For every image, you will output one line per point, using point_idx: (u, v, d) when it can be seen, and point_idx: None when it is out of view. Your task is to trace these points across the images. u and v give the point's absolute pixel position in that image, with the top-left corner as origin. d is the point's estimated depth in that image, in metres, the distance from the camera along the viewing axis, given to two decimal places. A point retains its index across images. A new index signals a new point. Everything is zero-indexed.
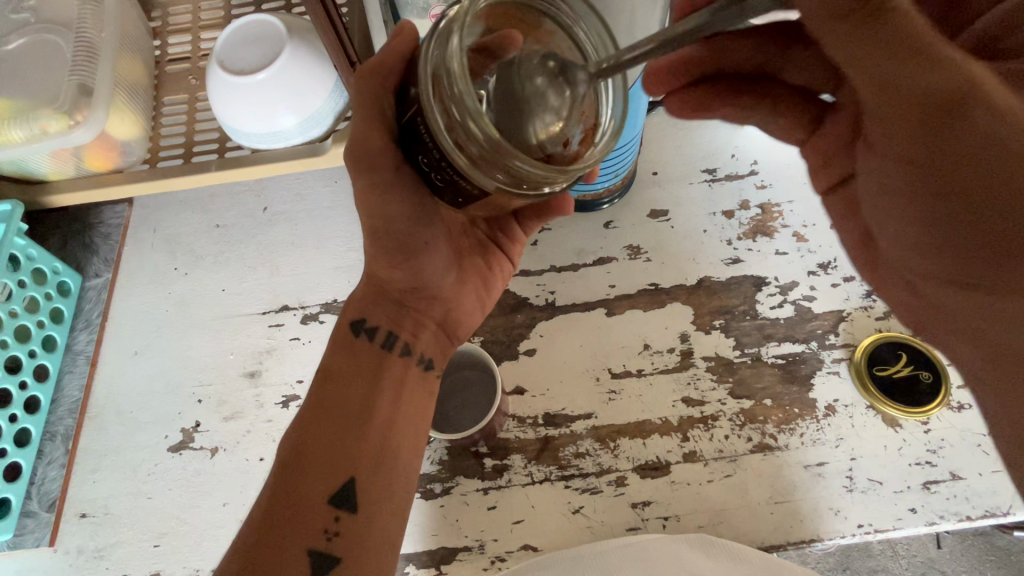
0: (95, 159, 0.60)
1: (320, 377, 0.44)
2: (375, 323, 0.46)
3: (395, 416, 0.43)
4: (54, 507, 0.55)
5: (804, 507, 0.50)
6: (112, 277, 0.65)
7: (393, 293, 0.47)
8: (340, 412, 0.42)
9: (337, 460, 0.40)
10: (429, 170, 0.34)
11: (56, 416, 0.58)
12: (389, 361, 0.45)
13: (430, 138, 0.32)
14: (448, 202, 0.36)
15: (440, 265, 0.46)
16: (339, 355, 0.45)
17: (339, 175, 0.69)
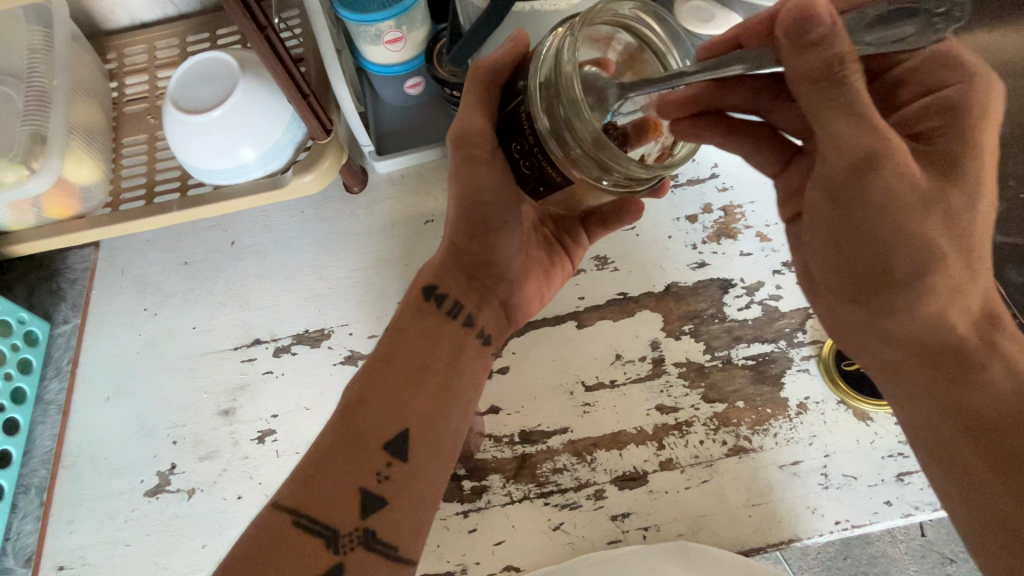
0: (56, 207, 0.60)
1: (391, 329, 0.45)
2: (446, 290, 0.47)
3: (450, 379, 0.44)
4: (30, 562, 0.54)
5: (781, 507, 0.50)
6: (81, 322, 0.65)
7: (464, 266, 0.48)
8: (404, 364, 0.43)
9: (395, 408, 0.41)
10: (520, 159, 0.39)
11: (28, 469, 0.58)
12: (451, 327, 0.46)
13: (531, 130, 0.37)
14: (527, 188, 0.40)
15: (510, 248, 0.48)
16: (408, 311, 0.46)
17: (305, 204, 0.69)
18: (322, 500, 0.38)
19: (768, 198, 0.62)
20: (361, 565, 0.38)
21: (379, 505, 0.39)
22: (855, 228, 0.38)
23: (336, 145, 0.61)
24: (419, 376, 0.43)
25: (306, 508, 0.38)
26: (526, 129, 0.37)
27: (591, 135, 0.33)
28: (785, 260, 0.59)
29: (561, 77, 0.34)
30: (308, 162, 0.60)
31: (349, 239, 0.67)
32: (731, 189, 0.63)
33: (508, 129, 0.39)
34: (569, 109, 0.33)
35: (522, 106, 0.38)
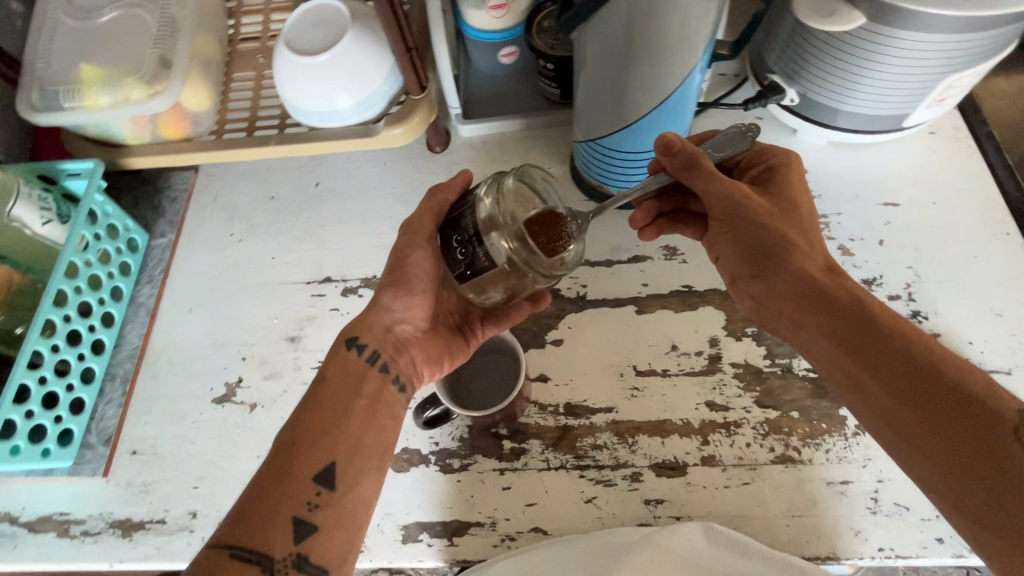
0: (168, 127, 0.65)
1: (318, 377, 0.47)
2: (366, 340, 0.48)
3: (370, 425, 0.46)
4: (110, 442, 0.59)
5: (824, 524, 0.48)
6: (175, 238, 0.70)
7: (381, 319, 0.49)
8: (328, 406, 0.45)
9: (316, 451, 0.43)
10: (456, 248, 0.44)
11: (117, 360, 0.63)
12: (375, 378, 0.48)
13: (470, 222, 0.44)
14: (456, 272, 0.44)
15: (407, 311, 0.50)
16: (335, 364, 0.47)
17: (388, 158, 0.72)
18: (254, 530, 0.39)
19: (857, 213, 0.60)
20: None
21: (310, 532, 0.41)
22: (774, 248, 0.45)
23: (427, 103, 0.63)
24: (335, 429, 0.44)
25: (237, 540, 0.39)
26: (462, 224, 0.45)
27: (541, 209, 0.44)
28: (865, 277, 0.57)
29: (503, 189, 0.43)
30: (401, 116, 0.63)
31: None
32: (817, 198, 0.62)
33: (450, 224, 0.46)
34: (501, 207, 0.43)
35: (464, 213, 0.45)
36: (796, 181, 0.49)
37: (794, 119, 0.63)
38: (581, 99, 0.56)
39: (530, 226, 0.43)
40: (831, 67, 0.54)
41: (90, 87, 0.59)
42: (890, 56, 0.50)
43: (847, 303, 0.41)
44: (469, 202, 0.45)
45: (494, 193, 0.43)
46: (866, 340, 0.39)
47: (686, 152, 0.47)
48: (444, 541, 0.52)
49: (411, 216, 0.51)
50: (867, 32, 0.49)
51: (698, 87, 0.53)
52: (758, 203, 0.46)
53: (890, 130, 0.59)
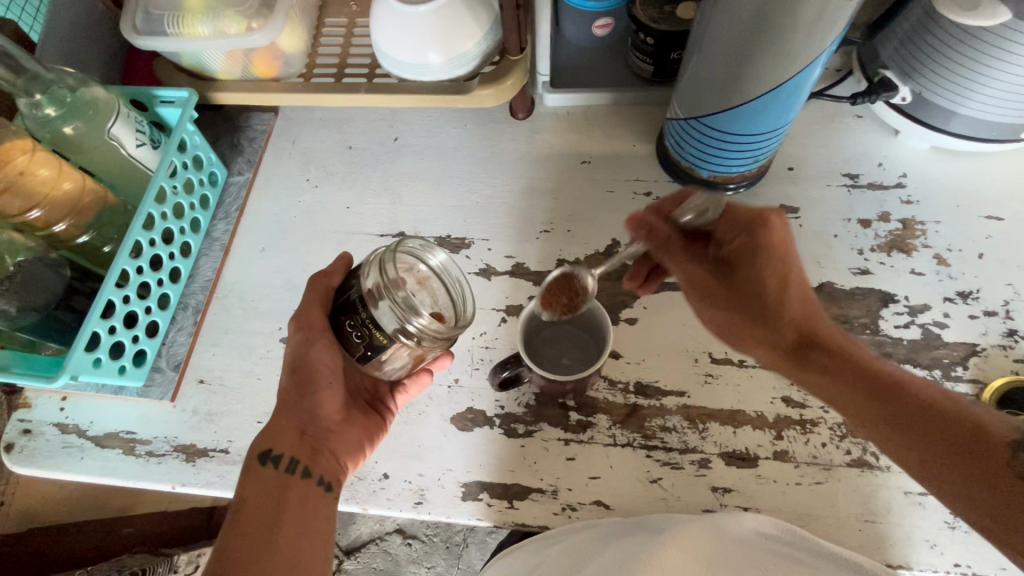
0: (262, 65, 0.64)
1: (237, 505, 0.43)
2: (280, 450, 0.45)
3: (309, 511, 0.44)
4: (178, 368, 0.61)
5: (896, 533, 0.47)
6: (252, 177, 0.70)
7: (292, 425, 0.46)
8: (253, 528, 0.41)
9: (256, 567, 0.39)
10: (350, 332, 0.42)
11: (190, 290, 0.64)
12: (296, 483, 0.44)
13: (363, 306, 0.41)
14: (356, 355, 0.42)
15: (326, 409, 0.46)
16: (251, 481, 0.44)
17: (470, 119, 0.71)
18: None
19: (956, 223, 0.58)
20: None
21: None
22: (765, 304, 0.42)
23: (523, 67, 0.62)
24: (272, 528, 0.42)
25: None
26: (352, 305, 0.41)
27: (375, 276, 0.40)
28: (961, 289, 0.55)
29: (385, 263, 0.40)
30: (494, 77, 0.62)
31: (505, 161, 0.68)
32: (915, 204, 0.60)
33: (340, 309, 0.43)
34: (389, 283, 0.39)
35: (352, 289, 0.42)
36: (773, 247, 0.42)
37: (900, 119, 0.61)
38: (687, 76, 0.55)
39: (371, 293, 0.40)
40: (945, 71, 0.53)
41: (193, 15, 0.59)
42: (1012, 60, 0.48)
43: (822, 332, 0.41)
44: (354, 280, 0.42)
45: (376, 266, 0.40)
46: (843, 369, 0.39)
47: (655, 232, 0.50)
48: (504, 504, 0.52)
49: (301, 303, 0.47)
50: (989, 35, 0.47)
51: (814, 81, 0.51)
52: (755, 251, 0.44)
53: (1006, 140, 0.57)
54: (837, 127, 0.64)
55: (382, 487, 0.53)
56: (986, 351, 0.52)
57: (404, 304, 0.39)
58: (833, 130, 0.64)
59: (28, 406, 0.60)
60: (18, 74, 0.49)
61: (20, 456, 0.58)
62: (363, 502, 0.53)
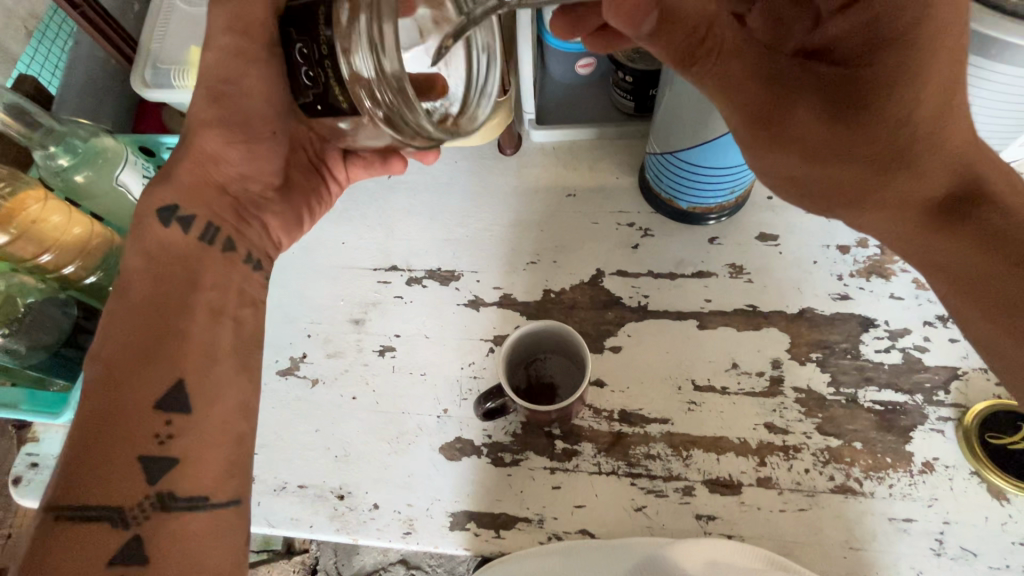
0: None
1: (128, 287, 0.42)
2: (190, 213, 0.46)
3: (215, 325, 0.43)
4: None
5: (881, 560, 0.47)
6: None
7: (224, 203, 0.48)
8: (150, 310, 0.41)
9: (149, 367, 0.39)
10: (302, 58, 0.39)
11: None
12: (212, 253, 0.46)
13: (326, 32, 0.37)
14: (301, 96, 0.41)
15: (248, 164, 0.49)
16: (144, 277, 0.43)
17: (460, 155, 0.74)
18: (93, 479, 0.36)
19: None
20: (170, 521, 0.37)
21: (169, 463, 0.38)
22: (893, 155, 0.36)
23: (508, 107, 0.65)
24: (160, 349, 0.40)
25: (68, 500, 0.35)
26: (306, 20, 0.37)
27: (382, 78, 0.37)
28: (940, 313, 0.56)
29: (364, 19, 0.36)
30: None
31: (494, 194, 0.70)
32: None
33: (294, 18, 0.38)
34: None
35: (321, 5, 0.37)
36: (943, 33, 0.34)
37: None
38: (661, 114, 0.57)
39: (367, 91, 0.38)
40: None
41: (196, 68, 0.63)
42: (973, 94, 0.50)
43: (893, 139, 0.36)
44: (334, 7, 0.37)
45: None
46: (897, 170, 0.37)
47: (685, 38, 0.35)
48: (491, 533, 0.52)
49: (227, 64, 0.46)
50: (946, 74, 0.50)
51: None
52: (862, 149, 0.36)
53: None
54: None
55: (372, 517, 0.54)
56: (967, 374, 0.53)
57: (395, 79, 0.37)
58: None
59: (35, 440, 0.63)
60: (33, 128, 0.53)
61: (25, 490, 0.60)
62: (353, 532, 0.54)
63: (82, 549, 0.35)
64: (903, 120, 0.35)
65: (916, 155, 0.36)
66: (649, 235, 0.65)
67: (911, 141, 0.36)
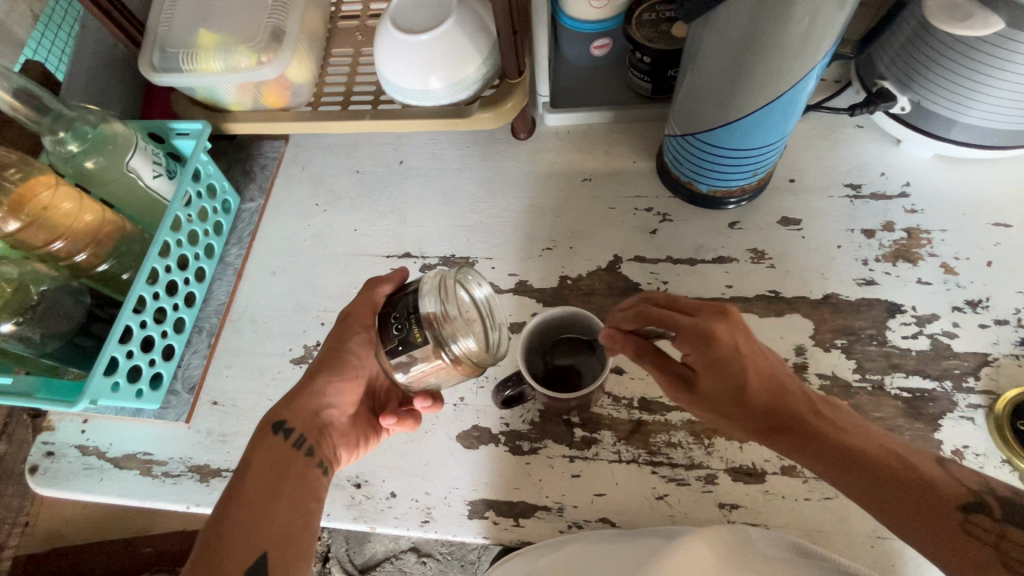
0: (271, 96, 0.66)
1: (242, 467, 0.45)
2: (292, 423, 0.47)
3: (298, 511, 0.44)
4: (193, 391, 0.62)
5: (909, 550, 0.47)
6: (263, 204, 0.72)
7: (310, 428, 0.48)
8: (254, 493, 0.43)
9: (247, 537, 0.40)
10: (393, 322, 0.44)
11: (204, 314, 0.66)
12: (299, 460, 0.47)
13: (410, 301, 0.44)
14: (388, 347, 0.44)
15: (345, 395, 0.50)
16: (247, 468, 0.45)
17: (473, 141, 0.72)
18: None
19: (962, 231, 0.58)
20: None
21: None
22: (727, 408, 0.40)
23: (523, 90, 0.64)
24: (260, 522, 0.41)
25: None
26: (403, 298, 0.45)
27: (436, 306, 0.42)
28: (969, 298, 0.55)
29: (444, 286, 0.43)
30: (494, 100, 0.63)
31: (508, 180, 0.69)
32: (920, 212, 0.59)
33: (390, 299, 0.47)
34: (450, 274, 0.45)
35: (411, 289, 0.45)
36: (736, 337, 0.39)
37: (899, 128, 0.60)
38: (684, 95, 0.55)
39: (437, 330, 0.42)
40: (937, 85, 0.53)
41: (205, 51, 0.62)
42: (1008, 71, 0.48)
43: (793, 411, 0.39)
44: (418, 282, 0.45)
45: (443, 280, 0.44)
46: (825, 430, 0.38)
47: (633, 341, 0.42)
48: (510, 522, 0.52)
49: (352, 304, 0.51)
50: (981, 47, 0.48)
51: (807, 95, 0.50)
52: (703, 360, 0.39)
53: (1008, 147, 0.56)
54: (837, 139, 0.64)
55: (389, 506, 0.54)
56: (998, 361, 0.52)
57: (452, 316, 0.43)
58: (833, 140, 0.64)
59: (52, 428, 0.63)
60: (44, 114, 0.53)
61: (43, 477, 0.60)
62: (371, 521, 0.54)
63: None
64: (732, 370, 0.39)
65: (756, 387, 0.39)
66: (667, 220, 0.64)
67: (742, 391, 0.39)
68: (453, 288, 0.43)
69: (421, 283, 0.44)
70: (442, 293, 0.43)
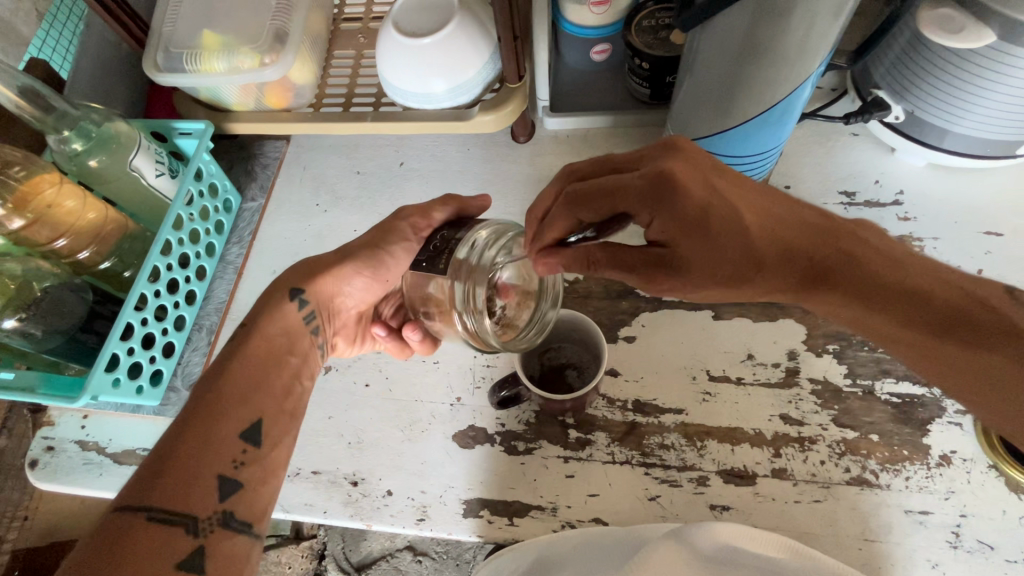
0: (273, 97, 0.67)
1: (247, 329, 0.48)
2: (310, 298, 0.50)
3: (292, 389, 0.48)
4: (193, 388, 0.63)
5: (896, 552, 0.47)
6: (264, 204, 0.73)
7: (324, 312, 0.52)
8: (252, 362, 0.46)
9: (244, 406, 0.44)
10: (437, 240, 0.45)
11: (205, 312, 0.67)
12: (306, 338, 0.51)
13: (459, 236, 0.45)
14: (418, 257, 0.44)
15: (365, 292, 0.53)
16: (251, 339, 0.48)
17: (473, 144, 0.73)
18: (178, 490, 0.39)
19: (954, 239, 0.58)
20: (225, 541, 0.40)
21: (235, 489, 0.42)
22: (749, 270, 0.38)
23: (522, 94, 0.64)
24: (257, 395, 0.45)
25: (151, 503, 0.38)
26: (455, 231, 0.45)
27: (469, 250, 0.43)
28: None
29: (469, 268, 0.42)
30: (494, 103, 0.64)
31: (507, 183, 0.70)
32: (913, 221, 0.60)
33: (454, 229, 0.48)
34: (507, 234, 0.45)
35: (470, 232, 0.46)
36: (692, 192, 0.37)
37: (894, 137, 0.61)
38: (682, 102, 0.56)
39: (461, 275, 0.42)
40: (932, 95, 0.54)
41: (208, 52, 0.62)
42: (1000, 83, 0.49)
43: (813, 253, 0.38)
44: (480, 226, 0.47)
45: (496, 233, 0.45)
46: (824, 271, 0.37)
47: (584, 253, 0.40)
48: (504, 520, 0.53)
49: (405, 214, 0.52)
50: (972, 59, 0.48)
51: (803, 103, 0.51)
52: (697, 251, 0.37)
53: (1000, 156, 0.57)
54: (833, 146, 0.65)
55: (386, 503, 0.54)
56: None
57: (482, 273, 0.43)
58: (829, 148, 0.65)
59: (52, 424, 0.63)
60: (48, 112, 0.53)
61: (43, 472, 0.61)
62: (367, 518, 0.54)
63: (153, 557, 0.37)
64: (722, 229, 0.37)
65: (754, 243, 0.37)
66: None
67: (749, 258, 0.37)
68: (496, 245, 0.44)
69: (478, 229, 0.45)
70: (487, 245, 0.44)
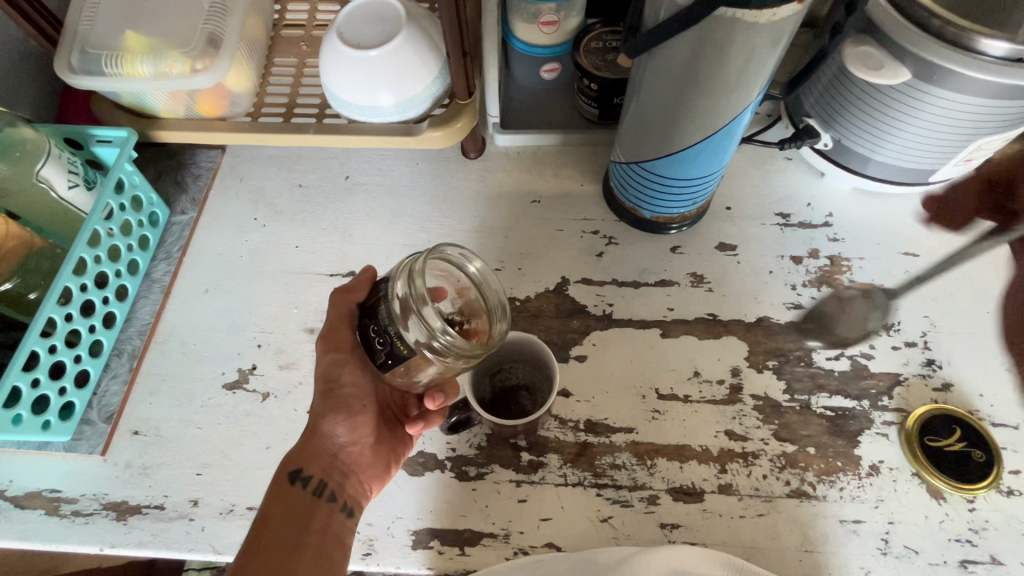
0: (206, 105, 0.63)
1: (262, 518, 0.43)
2: (310, 469, 0.45)
3: (324, 560, 0.42)
4: (111, 420, 0.57)
5: (833, 561, 0.50)
6: (196, 217, 0.68)
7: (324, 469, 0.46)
8: (278, 543, 0.42)
9: None
10: (373, 337, 0.42)
11: (125, 335, 0.61)
12: (324, 509, 0.45)
13: (386, 315, 0.41)
14: (379, 362, 0.42)
15: (351, 434, 0.47)
16: (269, 518, 0.43)
17: (422, 159, 0.72)
18: None
19: (878, 260, 0.63)
20: None
21: None
22: None
23: (473, 110, 0.64)
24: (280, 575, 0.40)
25: None
26: (374, 311, 0.42)
27: (410, 318, 0.39)
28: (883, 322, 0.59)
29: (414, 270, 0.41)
30: (444, 119, 0.62)
31: (457, 199, 0.69)
32: (841, 241, 0.64)
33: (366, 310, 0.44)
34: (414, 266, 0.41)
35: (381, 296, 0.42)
36: None
37: (823, 162, 0.65)
38: (629, 124, 0.57)
39: (424, 337, 0.39)
40: (857, 125, 0.57)
41: (132, 55, 0.58)
42: (916, 115, 0.53)
43: None
44: (385, 287, 0.43)
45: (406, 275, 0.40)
46: None
47: None
48: (455, 551, 0.51)
49: (328, 319, 0.49)
50: (892, 93, 0.52)
51: (743, 130, 0.53)
52: None
53: (915, 183, 0.62)
54: (769, 170, 0.68)
55: None
56: (907, 380, 0.56)
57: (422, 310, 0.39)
58: (766, 171, 0.68)
59: None
60: None
61: None
62: None
63: None
64: None
65: None
66: (613, 243, 0.65)
67: None
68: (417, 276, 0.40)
69: (389, 290, 0.41)
70: (409, 292, 0.40)
